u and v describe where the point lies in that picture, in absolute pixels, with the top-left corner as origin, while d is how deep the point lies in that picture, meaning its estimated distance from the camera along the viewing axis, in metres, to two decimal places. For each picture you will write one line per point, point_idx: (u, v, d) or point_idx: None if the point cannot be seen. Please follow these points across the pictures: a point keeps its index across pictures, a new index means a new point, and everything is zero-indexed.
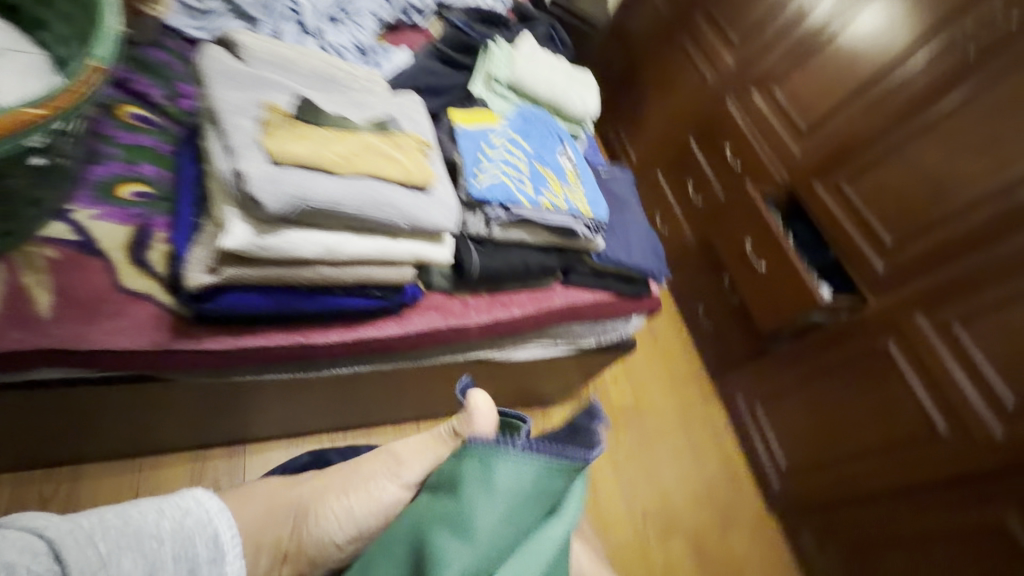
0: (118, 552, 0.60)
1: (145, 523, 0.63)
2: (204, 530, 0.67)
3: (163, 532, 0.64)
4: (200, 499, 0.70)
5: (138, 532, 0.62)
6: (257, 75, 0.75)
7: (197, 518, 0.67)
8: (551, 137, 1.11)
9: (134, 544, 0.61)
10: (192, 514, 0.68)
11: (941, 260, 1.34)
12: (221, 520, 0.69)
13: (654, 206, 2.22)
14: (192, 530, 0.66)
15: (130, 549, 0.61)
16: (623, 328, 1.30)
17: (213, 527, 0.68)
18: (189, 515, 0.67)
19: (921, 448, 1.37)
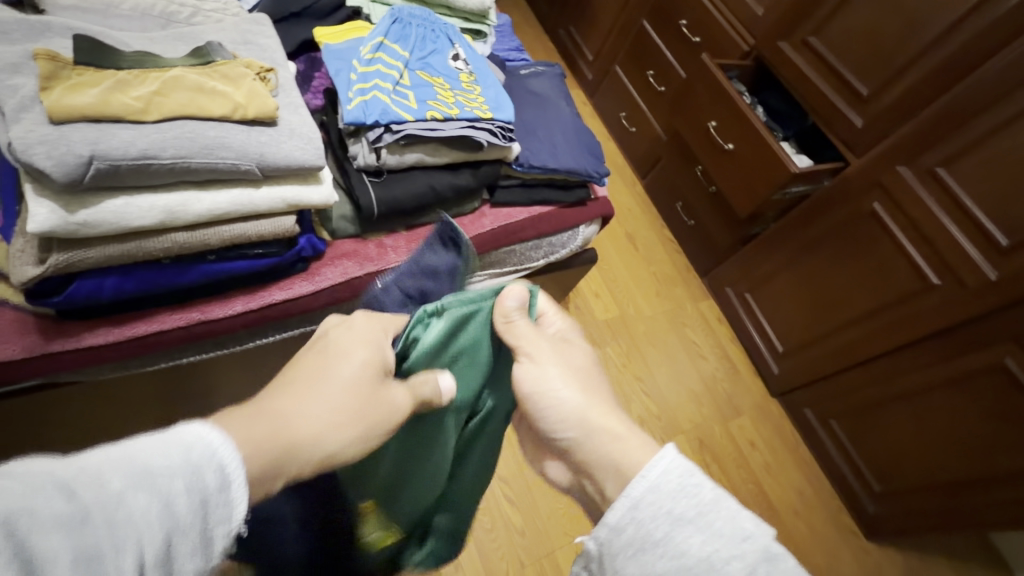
0: (130, 492, 0.30)
1: (145, 456, 0.32)
2: (211, 463, 0.34)
3: (176, 465, 0.32)
4: (201, 432, 0.35)
5: (137, 466, 0.31)
6: (35, 23, 0.64)
7: (203, 451, 0.34)
8: (436, 38, 1.01)
9: (145, 483, 0.31)
10: (202, 453, 0.34)
11: (918, 101, 1.18)
12: (229, 450, 0.35)
13: (620, 105, 1.98)
14: (200, 466, 0.33)
15: (143, 486, 0.31)
16: (574, 240, 1.12)
17: (230, 461, 0.35)
18: (196, 447, 0.34)
19: (918, 305, 1.25)
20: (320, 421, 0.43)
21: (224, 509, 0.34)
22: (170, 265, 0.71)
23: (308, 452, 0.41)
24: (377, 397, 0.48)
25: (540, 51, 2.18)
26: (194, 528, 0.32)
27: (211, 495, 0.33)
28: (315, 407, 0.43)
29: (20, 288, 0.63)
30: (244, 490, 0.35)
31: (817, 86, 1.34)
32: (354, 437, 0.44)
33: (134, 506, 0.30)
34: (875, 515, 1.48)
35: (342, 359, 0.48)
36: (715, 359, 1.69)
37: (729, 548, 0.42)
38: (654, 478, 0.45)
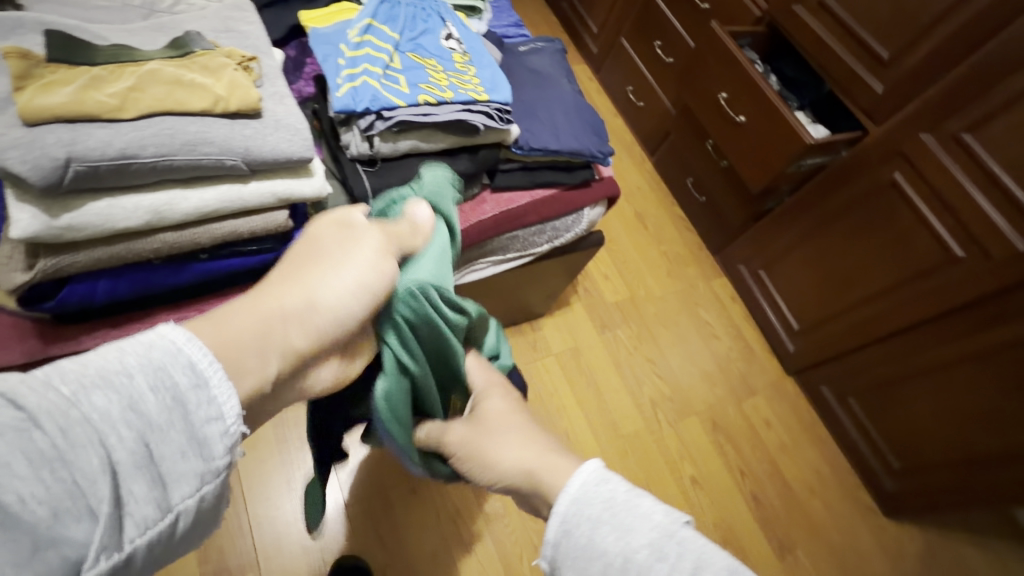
0: (84, 394, 0.35)
1: (101, 364, 0.37)
2: (176, 363, 0.40)
3: (133, 368, 0.38)
4: (164, 335, 0.41)
5: (97, 373, 0.37)
6: (6, 20, 0.63)
7: (165, 354, 0.40)
8: (428, 17, 0.97)
9: (103, 385, 0.36)
10: (163, 353, 0.40)
11: (941, 63, 1.10)
12: (195, 349, 0.41)
13: (626, 79, 1.92)
14: (163, 367, 0.39)
15: (99, 387, 0.36)
16: (579, 224, 1.08)
17: (189, 359, 0.41)
18: (157, 350, 0.40)
19: (941, 279, 1.19)
20: (312, 289, 0.54)
21: (200, 401, 0.40)
22: (161, 265, 0.69)
23: (314, 316, 0.53)
24: (350, 259, 0.58)
25: (543, 25, 2.11)
26: (170, 422, 0.38)
27: (182, 392, 0.39)
28: (308, 280, 0.55)
29: (12, 295, 0.62)
30: (221, 385, 0.41)
31: (834, 52, 1.27)
32: (351, 294, 0.56)
33: (92, 405, 0.35)
34: (894, 493, 1.45)
35: (309, 250, 0.59)
36: (729, 338, 1.66)
37: (641, 536, 0.46)
38: (576, 491, 0.51)
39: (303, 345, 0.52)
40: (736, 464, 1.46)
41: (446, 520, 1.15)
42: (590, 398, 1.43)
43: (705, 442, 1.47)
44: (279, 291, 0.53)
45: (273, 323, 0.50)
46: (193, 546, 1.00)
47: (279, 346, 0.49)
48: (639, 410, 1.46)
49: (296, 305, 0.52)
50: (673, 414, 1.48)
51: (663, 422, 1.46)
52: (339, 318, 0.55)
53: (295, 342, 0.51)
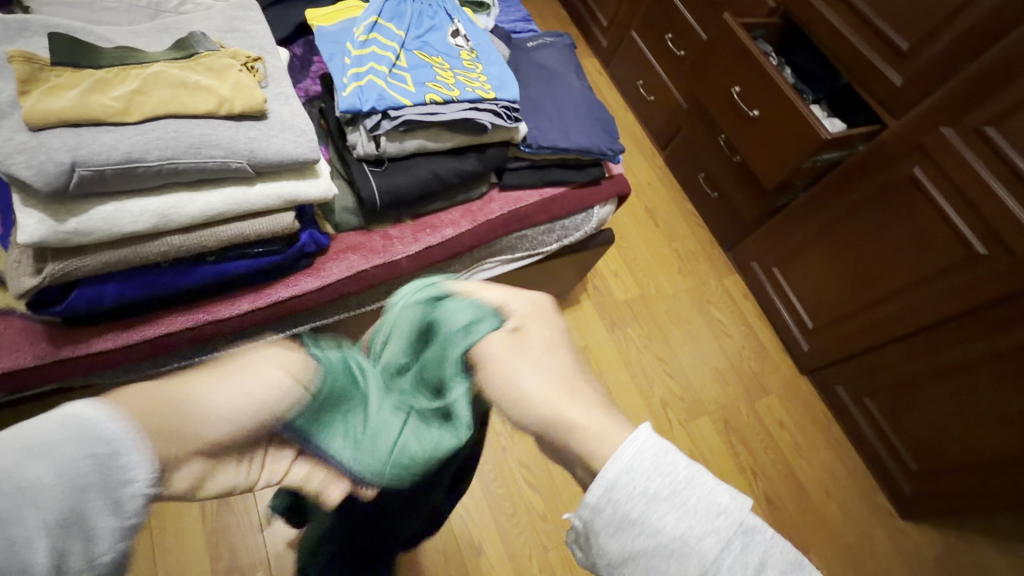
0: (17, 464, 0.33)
1: (30, 434, 0.35)
2: (94, 433, 0.37)
3: (59, 438, 0.36)
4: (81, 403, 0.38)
5: (24, 444, 0.35)
6: (12, 23, 0.63)
7: (92, 424, 0.37)
8: (434, 14, 0.95)
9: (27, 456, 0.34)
10: (82, 422, 0.37)
11: (964, 54, 1.07)
12: (111, 425, 0.38)
13: (637, 73, 1.89)
14: (86, 438, 0.36)
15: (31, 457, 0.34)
16: (588, 223, 1.06)
17: (111, 431, 0.37)
18: (88, 419, 0.37)
19: (961, 276, 1.16)
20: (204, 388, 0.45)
21: (121, 468, 0.37)
22: (169, 268, 0.69)
23: (197, 411, 0.43)
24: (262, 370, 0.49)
25: (552, 19, 2.08)
26: (94, 486, 0.35)
27: (102, 460, 0.36)
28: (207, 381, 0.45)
29: (22, 299, 0.63)
30: (136, 453, 0.38)
31: (851, 44, 1.23)
32: (244, 405, 0.46)
33: (22, 477, 0.33)
34: (911, 495, 1.42)
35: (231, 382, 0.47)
36: (741, 336, 1.63)
37: (704, 524, 0.41)
38: (631, 460, 0.43)
39: (182, 434, 0.42)
40: (748, 464, 1.44)
41: (455, 520, 1.14)
42: None
43: (717, 442, 1.45)
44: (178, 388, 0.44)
45: (161, 410, 0.41)
46: (206, 544, 1.01)
47: (162, 432, 0.40)
48: (649, 409, 1.44)
49: (180, 396, 0.43)
50: (684, 413, 1.46)
51: (673, 421, 1.44)
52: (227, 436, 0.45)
53: (167, 433, 0.41)
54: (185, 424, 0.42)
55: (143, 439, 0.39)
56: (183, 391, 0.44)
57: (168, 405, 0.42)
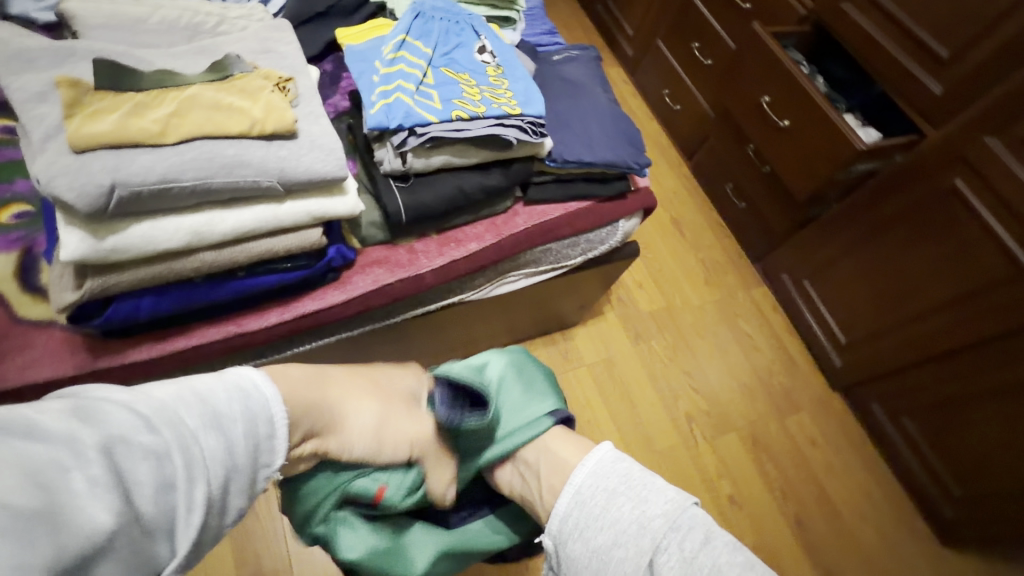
0: (202, 431, 0.49)
1: (215, 402, 0.51)
2: (263, 414, 0.55)
3: (235, 414, 0.52)
4: (243, 378, 0.56)
5: (210, 411, 0.50)
6: (60, 49, 0.66)
7: (258, 405, 0.55)
8: (461, 30, 0.96)
9: (215, 426, 0.50)
10: (252, 395, 0.55)
11: (1011, 60, 1.02)
12: (275, 407, 0.57)
13: (663, 82, 1.87)
14: (254, 414, 0.54)
15: (211, 428, 0.49)
16: (614, 237, 1.05)
17: (272, 414, 0.56)
18: (251, 399, 0.55)
19: (1010, 294, 1.09)
20: (345, 412, 0.70)
21: (267, 449, 0.55)
22: (202, 283, 0.71)
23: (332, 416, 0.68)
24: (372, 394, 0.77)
25: (577, 29, 2.08)
26: (248, 465, 0.52)
27: (261, 441, 0.54)
28: (347, 403, 0.71)
29: (64, 313, 0.65)
30: (282, 439, 0.57)
31: (887, 52, 1.20)
32: (367, 443, 0.71)
33: (205, 443, 0.48)
34: (953, 521, 1.35)
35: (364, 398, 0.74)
36: (770, 351, 1.58)
37: (655, 509, 0.67)
38: (593, 466, 0.73)
39: (322, 438, 0.66)
40: (778, 484, 1.39)
41: None
42: (624, 410, 1.40)
43: (744, 460, 1.40)
44: (331, 396, 0.69)
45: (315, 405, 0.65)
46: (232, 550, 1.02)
47: (305, 423, 0.62)
48: (674, 424, 1.41)
49: (331, 406, 0.68)
50: (709, 429, 1.42)
51: (698, 437, 1.41)
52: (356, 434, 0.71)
53: (312, 436, 0.64)
54: (328, 435, 0.67)
55: (297, 418, 0.61)
56: (330, 406, 0.68)
57: (318, 409, 0.65)
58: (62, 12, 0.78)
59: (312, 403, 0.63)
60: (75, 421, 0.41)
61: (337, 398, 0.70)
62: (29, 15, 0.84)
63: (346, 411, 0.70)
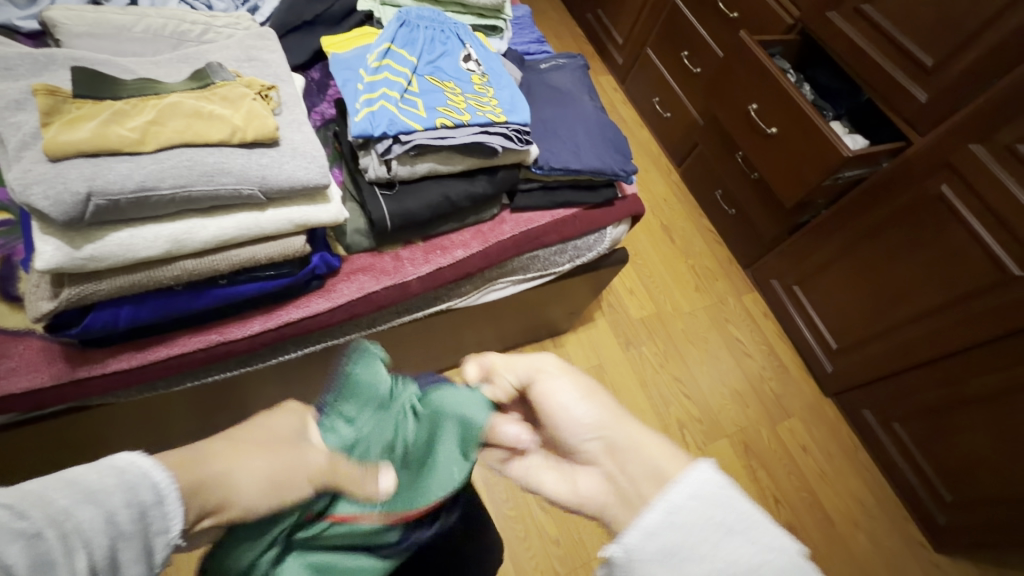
0: (72, 506, 0.34)
1: (86, 478, 0.36)
2: (145, 482, 0.38)
3: (110, 485, 0.36)
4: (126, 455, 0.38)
5: (77, 486, 0.35)
6: (40, 57, 0.66)
7: (137, 476, 0.37)
8: (447, 39, 0.97)
9: (85, 499, 0.35)
10: (127, 471, 0.37)
11: (995, 68, 1.03)
12: (160, 472, 0.38)
13: (653, 90, 1.88)
14: (132, 484, 0.37)
15: (86, 502, 0.35)
16: (601, 244, 1.05)
17: (161, 479, 0.38)
18: (130, 470, 0.37)
19: (997, 299, 1.10)
20: (238, 468, 0.43)
21: (162, 525, 0.37)
22: (183, 291, 0.70)
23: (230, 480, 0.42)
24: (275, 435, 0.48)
25: (567, 38, 2.09)
26: (139, 534, 0.36)
27: (149, 508, 0.37)
28: (235, 459, 0.43)
29: (40, 322, 0.64)
30: (179, 503, 0.38)
31: (872, 60, 1.21)
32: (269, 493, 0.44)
33: (79, 519, 0.34)
34: (945, 526, 1.35)
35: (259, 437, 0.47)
36: (761, 356, 1.59)
37: None
38: None
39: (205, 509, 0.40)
40: (771, 490, 1.39)
41: None
42: None
43: (736, 467, 1.40)
44: (207, 454, 0.43)
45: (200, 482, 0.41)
46: None
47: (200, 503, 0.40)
48: (665, 430, 1.41)
49: (216, 470, 0.42)
50: (701, 435, 1.42)
51: (690, 443, 1.40)
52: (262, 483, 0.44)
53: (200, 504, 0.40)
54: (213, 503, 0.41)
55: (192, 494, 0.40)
56: (215, 469, 0.42)
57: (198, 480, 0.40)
58: (45, 20, 0.78)
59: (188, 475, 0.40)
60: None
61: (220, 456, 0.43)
62: (12, 24, 0.84)
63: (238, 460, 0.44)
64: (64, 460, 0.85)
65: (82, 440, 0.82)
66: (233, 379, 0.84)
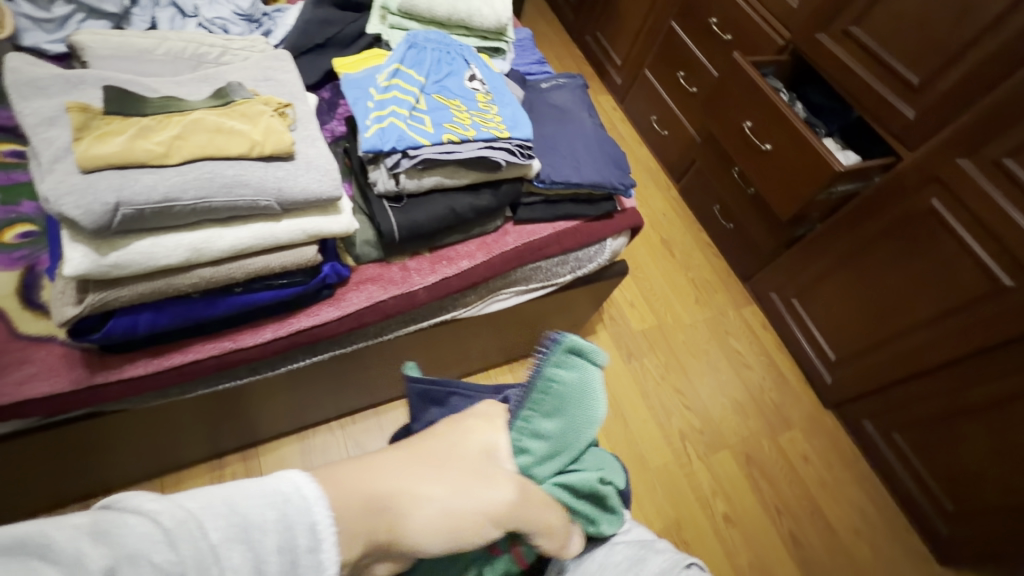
0: (225, 547, 0.43)
1: (245, 513, 0.45)
2: (303, 522, 0.47)
3: (268, 525, 0.45)
4: (292, 481, 0.49)
5: (237, 523, 0.44)
6: (71, 77, 0.70)
7: (299, 511, 0.47)
8: (453, 59, 1.02)
9: (241, 540, 0.44)
10: (291, 499, 0.47)
11: (979, 85, 1.07)
12: (320, 511, 0.48)
13: (651, 109, 1.93)
14: (291, 523, 0.46)
15: (237, 541, 0.43)
16: (601, 255, 1.08)
17: (315, 521, 0.47)
18: (292, 504, 0.47)
19: (990, 310, 1.13)
20: (420, 498, 0.55)
21: (308, 564, 0.46)
22: (199, 299, 0.73)
23: (402, 521, 0.54)
24: (477, 480, 0.59)
25: (566, 59, 2.16)
26: None
27: (300, 554, 0.46)
28: (418, 485, 0.56)
29: (63, 328, 0.67)
30: (330, 553, 0.47)
31: (862, 79, 1.25)
32: (439, 526, 0.55)
33: (228, 560, 0.43)
34: (949, 539, 1.34)
35: (439, 475, 0.58)
36: (760, 366, 1.61)
37: None
38: None
39: (386, 539, 0.53)
40: (773, 503, 1.39)
41: None
42: (618, 428, 1.40)
43: (739, 479, 1.41)
44: (395, 468, 0.57)
45: (373, 510, 0.52)
46: None
47: (371, 534, 0.52)
48: (667, 441, 1.42)
49: (399, 497, 0.55)
50: (703, 447, 1.43)
51: (690, 454, 1.41)
52: (426, 531, 0.55)
53: (377, 534, 0.52)
54: (404, 525, 0.54)
55: (354, 543, 0.50)
56: (396, 492, 0.55)
57: (384, 498, 0.54)
58: (73, 43, 0.83)
59: (368, 497, 0.53)
60: (83, 535, 0.39)
61: (409, 478, 0.56)
62: (39, 46, 0.88)
63: (413, 513, 0.54)
64: (75, 461, 0.85)
65: (95, 441, 0.83)
66: (243, 387, 0.86)
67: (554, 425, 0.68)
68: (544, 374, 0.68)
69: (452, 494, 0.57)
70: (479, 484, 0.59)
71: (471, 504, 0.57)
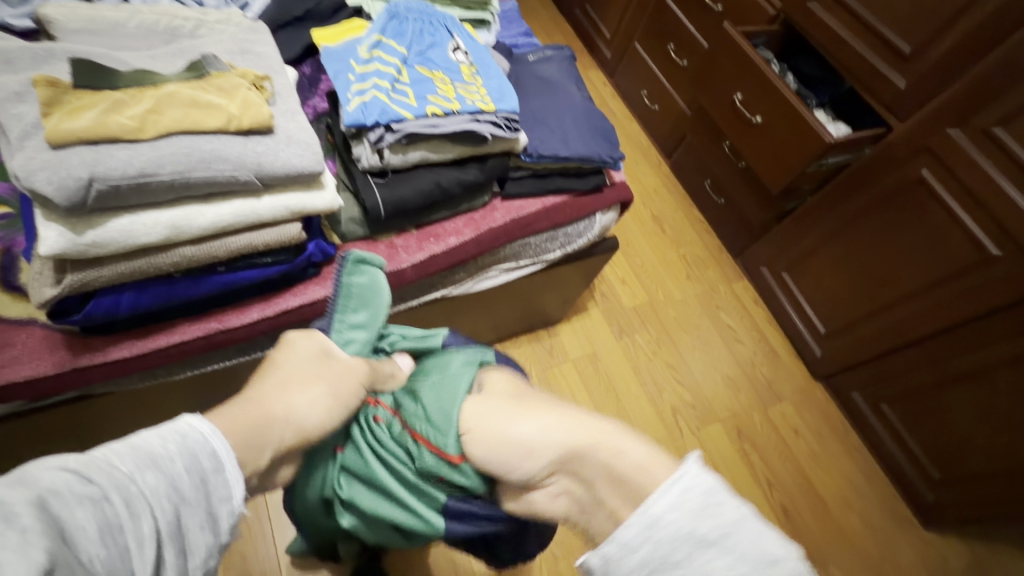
0: (139, 471, 0.41)
1: (149, 445, 0.43)
2: (204, 446, 0.46)
3: (173, 452, 0.44)
4: (189, 421, 0.47)
5: (143, 453, 0.42)
6: (38, 51, 0.68)
7: (197, 439, 0.46)
8: (436, 30, 0.99)
9: (151, 465, 0.42)
10: (188, 433, 0.46)
11: (970, 54, 1.06)
12: (219, 439, 0.47)
13: (641, 83, 1.91)
14: (194, 448, 0.45)
15: (150, 467, 0.42)
16: (591, 230, 1.08)
17: (216, 446, 0.46)
18: (190, 435, 0.45)
19: (977, 280, 1.14)
20: (293, 397, 0.58)
21: (219, 480, 0.46)
22: (182, 278, 0.72)
23: (291, 420, 0.56)
24: (334, 366, 0.63)
25: (555, 33, 2.12)
26: (199, 498, 0.44)
27: (208, 473, 0.45)
28: (287, 389, 0.58)
29: (44, 310, 0.66)
30: (235, 467, 0.47)
31: (853, 48, 1.24)
32: (328, 408, 0.60)
33: (141, 483, 0.41)
34: (933, 503, 1.38)
35: (302, 378, 0.60)
36: (751, 340, 1.62)
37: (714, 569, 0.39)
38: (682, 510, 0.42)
39: (289, 441, 0.55)
40: (763, 473, 1.42)
41: None
42: (610, 403, 1.42)
43: (729, 450, 1.43)
44: (265, 394, 0.56)
45: (262, 423, 0.53)
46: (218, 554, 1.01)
47: (273, 439, 0.54)
48: (659, 415, 1.44)
49: (274, 407, 0.55)
50: (694, 420, 1.45)
51: (682, 428, 1.43)
52: (312, 420, 0.58)
53: (273, 437, 0.53)
54: (290, 432, 0.56)
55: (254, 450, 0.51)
56: (270, 404, 0.55)
57: (263, 421, 0.53)
58: (40, 17, 0.80)
59: (253, 418, 0.53)
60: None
61: (278, 391, 0.57)
62: (5, 21, 0.85)
63: (296, 405, 0.57)
64: (65, 444, 0.85)
65: (84, 425, 0.83)
66: (233, 368, 0.86)
67: (362, 316, 0.76)
68: (340, 283, 0.77)
69: (316, 384, 0.60)
70: (335, 368, 0.63)
71: (334, 383, 0.62)
